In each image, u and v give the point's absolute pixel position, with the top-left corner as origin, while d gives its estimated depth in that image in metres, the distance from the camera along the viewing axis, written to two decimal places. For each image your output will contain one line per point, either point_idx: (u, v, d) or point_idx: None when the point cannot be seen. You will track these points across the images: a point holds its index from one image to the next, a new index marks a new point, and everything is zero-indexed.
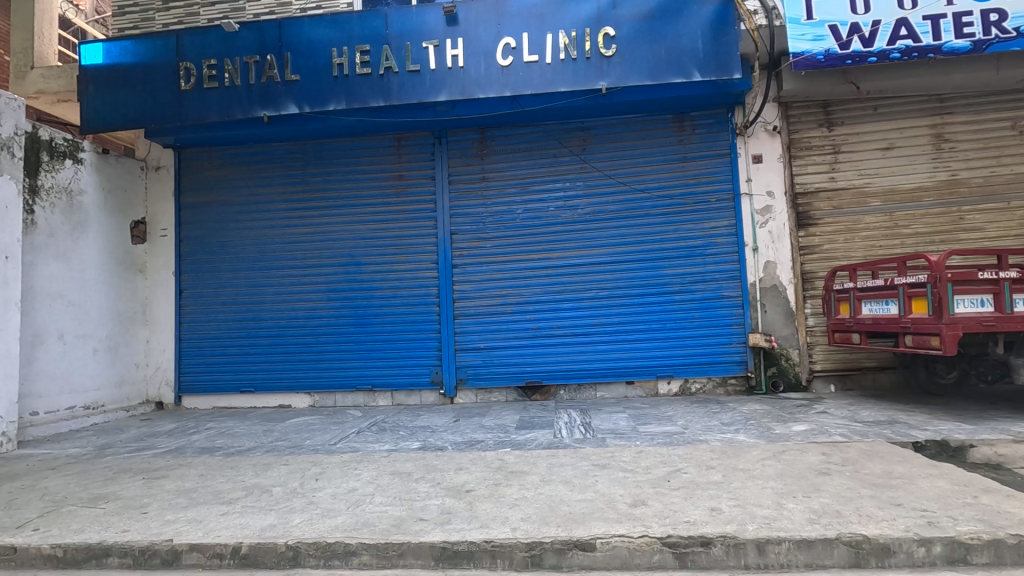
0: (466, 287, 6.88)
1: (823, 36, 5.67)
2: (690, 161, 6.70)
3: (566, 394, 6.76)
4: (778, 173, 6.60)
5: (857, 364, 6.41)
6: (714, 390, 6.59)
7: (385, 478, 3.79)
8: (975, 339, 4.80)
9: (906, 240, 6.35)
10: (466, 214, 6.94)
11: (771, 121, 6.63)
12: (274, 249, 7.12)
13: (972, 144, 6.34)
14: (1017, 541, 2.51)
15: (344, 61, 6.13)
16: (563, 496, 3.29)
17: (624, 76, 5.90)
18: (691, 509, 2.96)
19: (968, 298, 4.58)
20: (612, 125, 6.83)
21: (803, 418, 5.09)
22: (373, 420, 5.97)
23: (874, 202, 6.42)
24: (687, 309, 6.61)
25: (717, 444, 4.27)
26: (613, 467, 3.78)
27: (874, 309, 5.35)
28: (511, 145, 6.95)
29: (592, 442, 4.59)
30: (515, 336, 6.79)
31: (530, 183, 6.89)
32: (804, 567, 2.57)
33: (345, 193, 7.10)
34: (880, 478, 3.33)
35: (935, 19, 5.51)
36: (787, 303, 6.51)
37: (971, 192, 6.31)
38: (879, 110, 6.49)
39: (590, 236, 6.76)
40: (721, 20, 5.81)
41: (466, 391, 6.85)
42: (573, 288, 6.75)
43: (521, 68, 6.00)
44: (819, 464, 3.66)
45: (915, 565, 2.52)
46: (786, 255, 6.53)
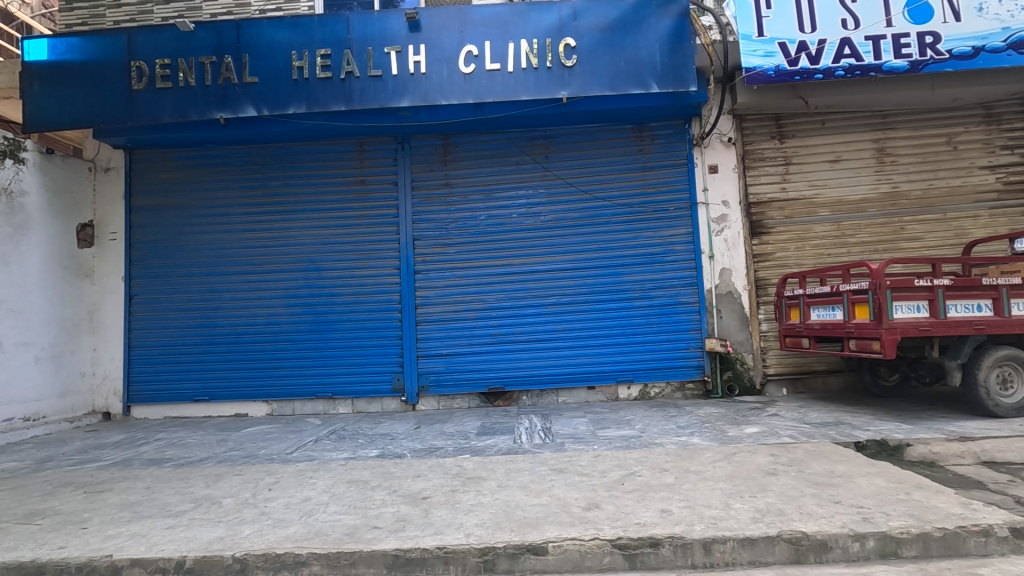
0: (429, 293, 6.86)
1: (773, 52, 5.89)
2: (650, 170, 6.86)
3: (529, 399, 6.80)
4: (733, 184, 6.81)
5: (808, 367, 6.66)
6: (673, 394, 6.72)
7: (341, 486, 3.74)
8: (912, 343, 5.07)
9: (852, 248, 6.65)
10: (428, 219, 6.93)
11: (726, 133, 6.85)
12: (231, 253, 6.96)
13: (911, 158, 6.70)
14: (942, 534, 2.66)
15: (305, 64, 6.07)
16: (519, 501, 3.31)
17: (586, 85, 6.02)
18: (643, 511, 3.02)
19: (906, 304, 4.83)
20: (573, 134, 6.95)
21: (755, 421, 5.26)
22: (332, 428, 5.88)
23: (823, 212, 6.70)
24: (646, 315, 6.75)
25: (672, 447, 4.38)
26: (569, 472, 3.83)
27: (823, 314, 5.58)
28: (475, 152, 6.99)
29: (551, 446, 4.65)
30: (478, 342, 6.80)
31: (494, 190, 6.94)
32: (748, 565, 2.65)
33: (305, 197, 7.00)
34: (822, 477, 3.48)
35: (875, 40, 5.82)
36: (742, 309, 6.72)
37: (911, 204, 6.65)
38: (826, 125, 6.79)
39: (552, 243, 6.84)
40: (678, 34, 5.99)
41: (428, 398, 6.81)
42: (536, 294, 6.81)
43: (483, 76, 6.04)
44: (767, 465, 3.79)
45: (850, 560, 2.64)
46: (741, 263, 6.74)
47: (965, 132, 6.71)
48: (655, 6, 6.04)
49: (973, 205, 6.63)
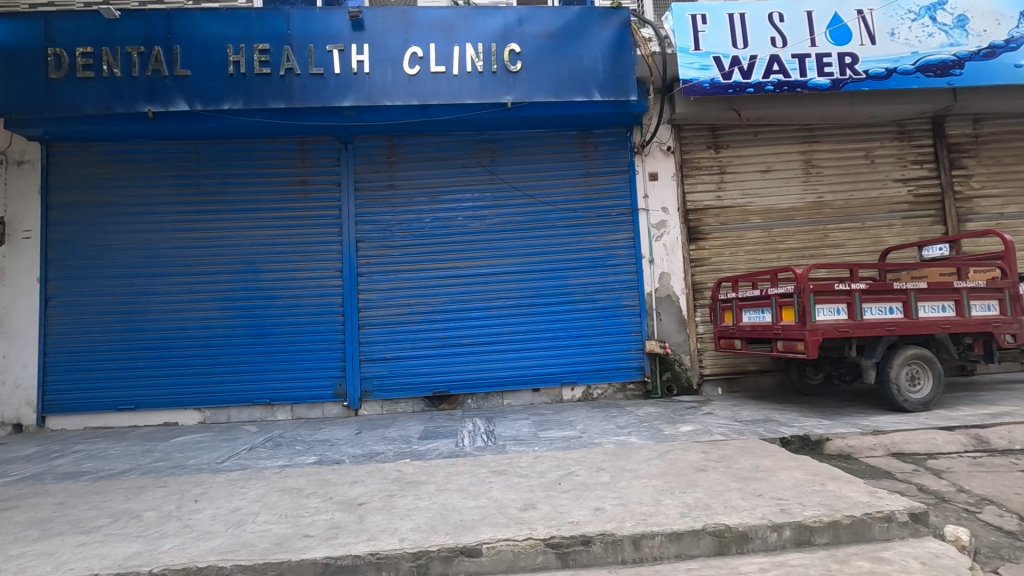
0: (373, 296, 6.75)
1: (708, 65, 6.14)
2: (594, 176, 7.02)
3: (474, 403, 6.80)
4: (672, 191, 7.05)
5: (741, 367, 6.96)
6: (615, 394, 6.88)
7: (273, 495, 3.62)
8: (833, 343, 5.39)
9: (781, 254, 7.01)
10: (372, 221, 6.83)
11: (665, 141, 7.09)
12: (161, 254, 6.62)
13: (834, 170, 7.15)
14: (850, 521, 2.84)
15: (241, 59, 5.87)
16: (456, 504, 3.30)
17: (530, 92, 6.12)
18: (577, 510, 3.08)
19: (828, 306, 5.14)
20: (519, 139, 7.01)
21: (691, 419, 5.46)
22: (269, 435, 5.68)
23: (755, 219, 7.04)
24: (590, 317, 6.88)
25: (610, 447, 4.48)
26: (509, 473, 3.86)
27: (753, 317, 5.86)
28: (421, 153, 6.93)
29: (492, 449, 4.67)
30: (423, 345, 6.74)
31: (439, 193, 6.90)
32: (674, 559, 2.75)
33: (242, 196, 6.75)
34: (747, 472, 3.65)
35: (801, 58, 6.17)
36: (680, 312, 6.96)
37: (834, 212, 7.09)
38: (758, 136, 7.14)
39: (498, 246, 6.88)
40: (619, 45, 6.19)
41: (371, 403, 6.69)
42: (481, 298, 6.82)
43: (428, 78, 6.02)
44: (698, 461, 3.94)
45: (769, 549, 2.78)
46: (679, 267, 6.98)
47: (881, 147, 7.22)
48: (597, 17, 6.20)
49: (888, 215, 7.13)
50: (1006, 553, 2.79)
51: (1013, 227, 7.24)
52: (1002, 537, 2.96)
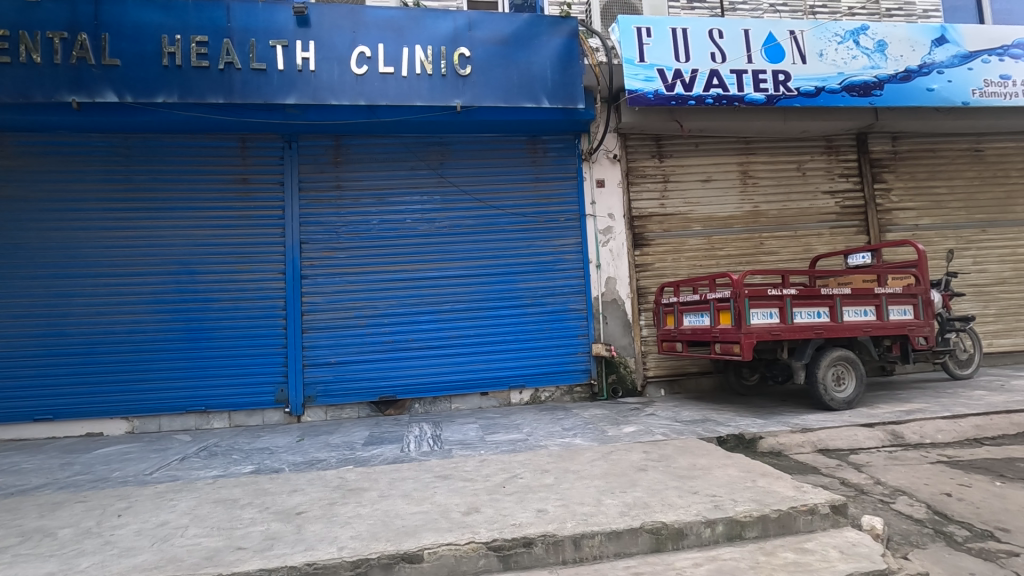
0: (317, 299, 6.58)
1: (653, 77, 6.34)
2: (542, 181, 7.11)
3: (421, 407, 6.71)
4: (618, 198, 7.22)
5: (683, 369, 7.20)
6: (562, 397, 6.96)
7: (206, 507, 3.46)
8: (766, 346, 5.66)
9: (720, 261, 7.31)
10: (317, 222, 6.66)
11: (612, 150, 7.26)
12: (87, 254, 6.22)
13: (769, 181, 7.52)
14: (778, 515, 2.99)
15: (176, 50, 5.61)
16: (399, 510, 3.26)
17: (479, 96, 6.13)
18: (520, 512, 3.11)
19: (761, 310, 5.40)
20: (469, 143, 7.00)
21: (634, 420, 5.60)
22: (203, 444, 5.42)
23: (696, 226, 7.32)
24: (538, 321, 6.95)
25: (555, 449, 4.54)
26: (453, 478, 3.84)
27: (693, 321, 6.08)
28: (368, 155, 6.81)
29: (438, 454, 4.65)
30: (369, 349, 6.61)
31: (387, 195, 6.81)
32: (614, 557, 2.82)
33: (177, 194, 6.43)
34: (685, 470, 3.79)
35: (739, 73, 6.47)
36: (626, 316, 7.13)
37: (769, 221, 7.45)
38: (699, 147, 7.43)
39: (447, 249, 6.85)
40: (567, 53, 6.33)
41: (314, 409, 6.50)
42: (429, 301, 6.77)
43: (376, 78, 5.93)
44: (639, 461, 4.05)
45: (702, 544, 2.89)
46: (625, 272, 7.16)
47: (811, 160, 7.67)
48: (546, 25, 6.33)
49: (818, 224, 7.57)
50: (915, 539, 3.02)
51: (926, 238, 7.83)
52: (912, 524, 3.20)
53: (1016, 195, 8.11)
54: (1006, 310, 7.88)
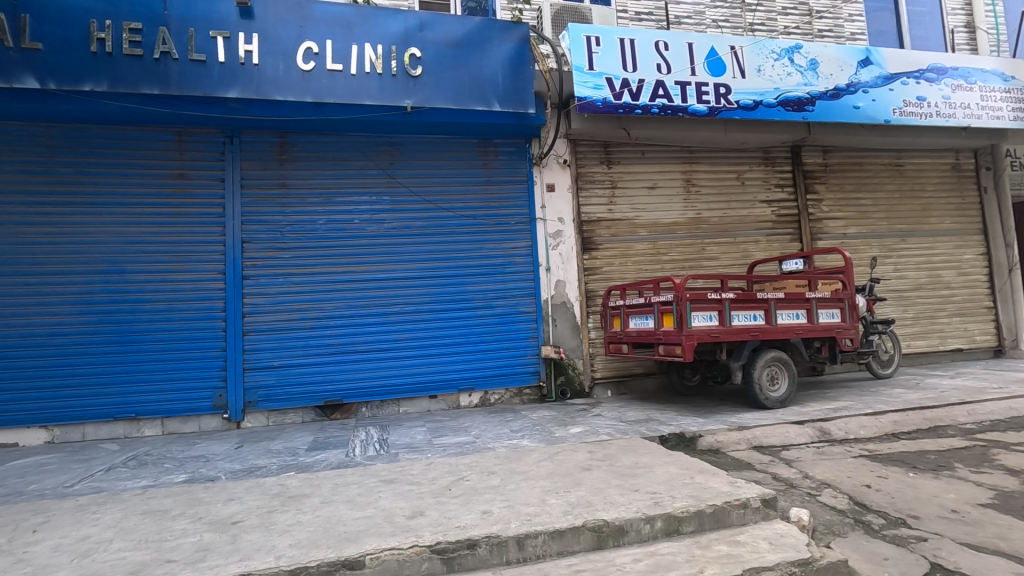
0: (259, 300, 6.35)
1: (601, 85, 6.49)
2: (493, 184, 7.14)
3: (368, 411, 6.59)
4: (568, 202, 7.33)
5: (629, 371, 7.38)
6: (512, 399, 7.00)
7: (133, 519, 3.29)
8: (707, 347, 5.89)
9: (665, 265, 7.55)
10: (260, 221, 6.43)
11: (562, 155, 7.36)
12: (3, 250, 5.78)
13: (711, 189, 7.83)
14: (713, 510, 3.12)
15: (107, 36, 5.30)
16: (341, 516, 3.20)
17: (430, 97, 6.10)
18: (465, 514, 3.11)
19: (702, 313, 5.61)
20: (419, 143, 6.94)
21: (581, 421, 5.70)
22: (133, 454, 5.13)
23: (642, 232, 7.53)
24: (488, 323, 6.97)
25: (502, 450, 4.57)
26: (399, 482, 3.80)
27: (639, 323, 6.25)
28: (315, 153, 6.63)
29: (384, 458, 4.59)
30: (315, 352, 6.45)
31: (334, 194, 6.66)
32: (557, 555, 2.86)
33: (107, 188, 6.08)
34: (627, 469, 3.89)
35: (683, 85, 6.72)
36: (575, 319, 7.24)
37: (711, 228, 7.76)
38: (646, 155, 7.65)
39: (396, 251, 6.77)
40: (519, 59, 6.40)
41: (255, 414, 6.27)
42: (378, 303, 6.67)
43: (323, 75, 5.80)
44: (583, 461, 4.13)
45: (642, 540, 2.98)
46: (574, 275, 7.26)
47: (750, 171, 8.04)
48: (498, 29, 6.38)
49: (755, 232, 7.94)
50: (837, 529, 3.22)
51: (853, 246, 8.36)
52: (835, 515, 3.40)
53: (931, 208, 8.77)
54: (923, 314, 8.50)
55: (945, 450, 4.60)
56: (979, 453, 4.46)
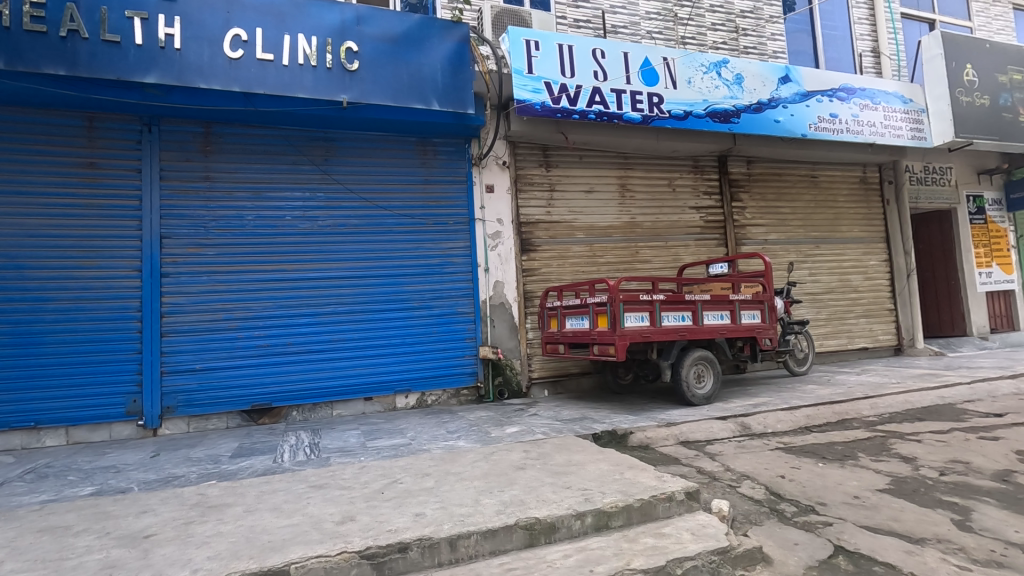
0: (179, 299, 5.98)
1: (540, 89, 6.58)
2: (432, 184, 7.08)
3: (299, 415, 6.36)
4: (506, 204, 7.37)
5: (565, 370, 7.52)
6: (449, 400, 6.95)
7: (28, 537, 3.01)
8: (639, 347, 6.10)
9: (600, 268, 7.76)
10: (181, 215, 6.07)
11: (501, 156, 7.40)
12: None
13: (644, 195, 8.12)
14: (641, 504, 3.23)
15: (4, 9, 4.83)
16: (266, 524, 3.07)
17: (367, 93, 5.97)
18: (397, 517, 3.07)
19: (634, 314, 5.80)
20: (356, 139, 6.76)
21: (517, 421, 5.75)
22: (31, 466, 4.70)
23: (579, 234, 7.70)
24: (425, 324, 6.90)
25: (438, 452, 4.54)
26: (329, 487, 3.69)
27: (574, 324, 6.39)
28: (242, 145, 6.32)
29: (314, 463, 4.46)
30: (241, 355, 6.15)
31: (263, 189, 6.38)
32: (489, 555, 2.88)
33: (4, 175, 5.54)
34: (560, 467, 3.97)
35: (619, 93, 6.92)
36: (513, 319, 7.28)
37: (644, 232, 8.04)
38: (583, 159, 7.82)
39: (329, 249, 6.57)
40: (458, 59, 6.38)
41: (174, 421, 5.91)
42: (309, 303, 6.45)
43: (253, 64, 5.55)
44: (518, 460, 4.17)
45: (573, 536, 3.04)
46: (512, 276, 7.31)
47: (680, 178, 8.39)
48: (438, 28, 6.33)
49: (685, 236, 8.29)
50: (753, 518, 3.42)
51: (773, 252, 8.90)
52: (752, 505, 3.61)
53: (841, 217, 9.49)
54: (833, 315, 9.17)
55: (850, 441, 4.98)
56: (879, 443, 4.87)
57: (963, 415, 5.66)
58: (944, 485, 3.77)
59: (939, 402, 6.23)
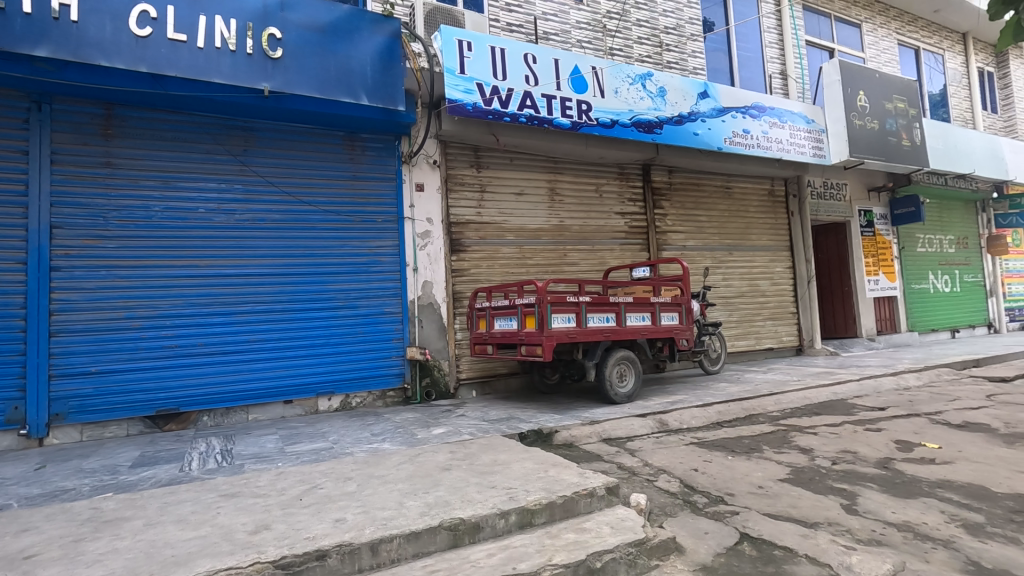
0: (72, 296, 5.45)
1: (472, 90, 6.58)
2: (359, 180, 6.89)
3: (211, 420, 5.98)
4: (436, 203, 7.30)
5: (493, 371, 7.56)
6: (375, 402, 6.79)
7: None
8: (565, 347, 6.24)
9: (529, 269, 7.87)
10: (76, 203, 5.53)
11: (432, 155, 7.31)
12: None
13: (573, 199, 8.32)
14: (563, 500, 3.31)
15: None
16: (170, 538, 2.86)
17: (291, 83, 5.72)
18: (316, 524, 2.96)
19: (561, 315, 5.93)
20: (277, 130, 6.45)
21: (444, 422, 5.71)
22: None
23: (509, 236, 7.77)
24: (350, 324, 6.71)
25: (361, 455, 4.42)
26: (243, 495, 3.50)
27: (503, 324, 6.43)
28: (149, 130, 5.86)
29: (225, 470, 4.21)
30: (145, 356, 5.70)
31: (174, 178, 5.95)
32: (412, 558, 2.84)
33: None
34: (486, 466, 3.98)
35: (549, 98, 7.06)
36: (441, 320, 7.22)
37: (572, 235, 8.24)
38: (514, 162, 7.90)
39: (247, 244, 6.23)
40: (389, 54, 6.26)
41: (64, 429, 5.37)
42: (224, 301, 6.08)
43: (163, 44, 5.16)
44: (444, 461, 4.15)
45: (497, 535, 3.07)
46: (441, 276, 7.25)
47: (607, 184, 8.67)
48: (367, 21, 6.19)
49: (611, 241, 8.58)
50: (668, 510, 3.60)
51: (691, 257, 9.40)
52: (667, 497, 3.80)
53: (752, 226, 10.18)
54: (744, 318, 9.82)
55: (756, 435, 5.36)
56: (781, 436, 5.26)
57: (853, 409, 6.24)
58: (835, 473, 4.14)
59: (832, 398, 6.82)
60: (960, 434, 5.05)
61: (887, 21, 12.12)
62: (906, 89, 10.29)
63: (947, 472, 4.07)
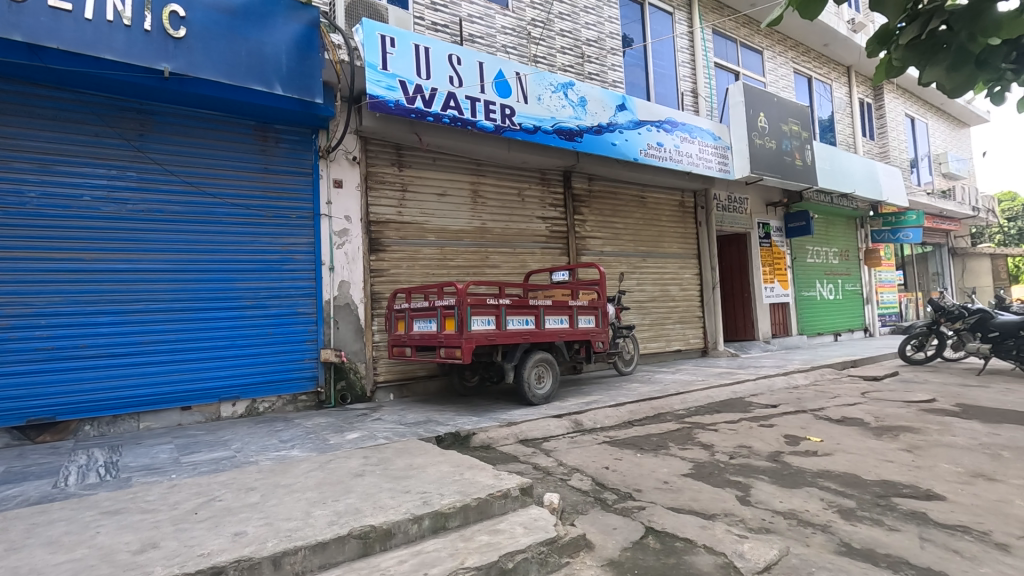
0: None
1: (394, 87, 6.44)
2: (272, 173, 6.54)
3: (94, 429, 5.43)
4: (355, 201, 7.08)
5: (412, 373, 7.44)
6: (284, 407, 6.46)
7: None
8: (484, 349, 6.26)
9: (450, 271, 7.83)
10: None
11: (351, 151, 7.08)
12: None
13: (495, 202, 8.37)
14: (477, 503, 3.31)
15: None
16: (36, 563, 2.56)
17: (196, 65, 5.33)
18: (212, 540, 2.76)
19: (481, 318, 5.94)
20: (179, 115, 5.98)
21: (358, 426, 5.54)
22: None
23: (430, 237, 7.69)
24: (259, 325, 6.35)
25: (266, 463, 4.18)
26: (128, 512, 3.20)
27: (422, 326, 6.34)
28: (23, 106, 5.23)
29: (109, 485, 3.83)
30: (13, 360, 5.08)
31: (53, 162, 5.36)
32: (318, 570, 2.73)
33: None
34: (400, 471, 3.91)
35: (473, 100, 7.06)
36: (358, 321, 7.00)
37: (494, 238, 8.29)
38: (436, 162, 7.82)
39: (141, 237, 5.72)
40: (306, 43, 6.00)
41: None
42: (113, 299, 5.54)
43: (43, 12, 4.64)
44: (356, 467, 4.02)
45: (409, 541, 3.02)
46: (359, 276, 7.03)
47: (529, 188, 8.80)
48: (283, 7, 5.90)
49: (532, 244, 8.72)
50: (580, 508, 3.70)
51: (608, 262, 9.75)
52: (580, 495, 3.91)
53: (664, 235, 10.73)
54: (655, 321, 10.33)
55: (663, 432, 5.64)
56: (685, 433, 5.58)
57: (749, 406, 6.73)
58: (731, 467, 4.45)
59: (732, 396, 7.33)
60: (838, 428, 5.60)
61: (784, 51, 13.22)
62: (800, 113, 11.26)
63: (827, 463, 4.50)
